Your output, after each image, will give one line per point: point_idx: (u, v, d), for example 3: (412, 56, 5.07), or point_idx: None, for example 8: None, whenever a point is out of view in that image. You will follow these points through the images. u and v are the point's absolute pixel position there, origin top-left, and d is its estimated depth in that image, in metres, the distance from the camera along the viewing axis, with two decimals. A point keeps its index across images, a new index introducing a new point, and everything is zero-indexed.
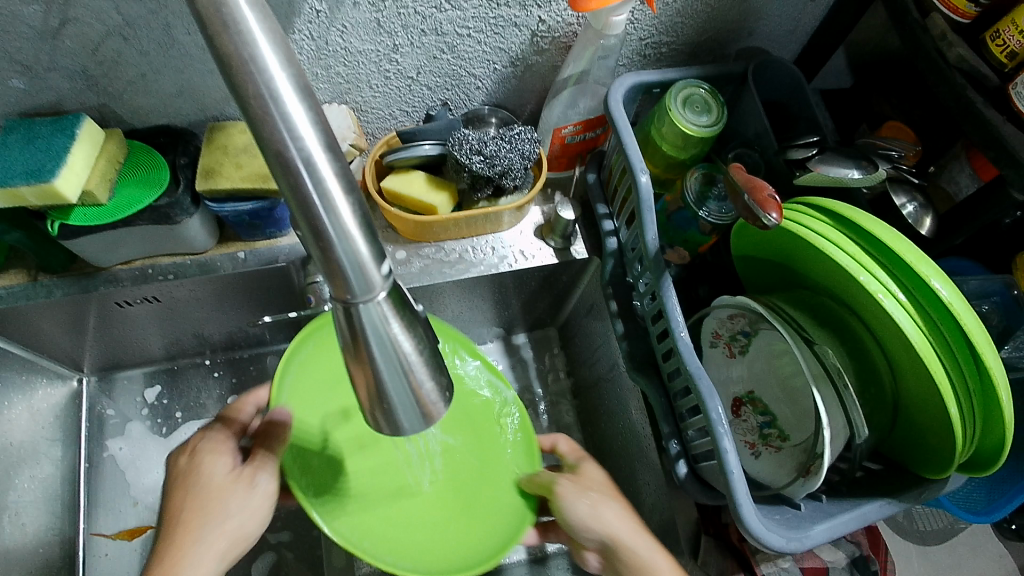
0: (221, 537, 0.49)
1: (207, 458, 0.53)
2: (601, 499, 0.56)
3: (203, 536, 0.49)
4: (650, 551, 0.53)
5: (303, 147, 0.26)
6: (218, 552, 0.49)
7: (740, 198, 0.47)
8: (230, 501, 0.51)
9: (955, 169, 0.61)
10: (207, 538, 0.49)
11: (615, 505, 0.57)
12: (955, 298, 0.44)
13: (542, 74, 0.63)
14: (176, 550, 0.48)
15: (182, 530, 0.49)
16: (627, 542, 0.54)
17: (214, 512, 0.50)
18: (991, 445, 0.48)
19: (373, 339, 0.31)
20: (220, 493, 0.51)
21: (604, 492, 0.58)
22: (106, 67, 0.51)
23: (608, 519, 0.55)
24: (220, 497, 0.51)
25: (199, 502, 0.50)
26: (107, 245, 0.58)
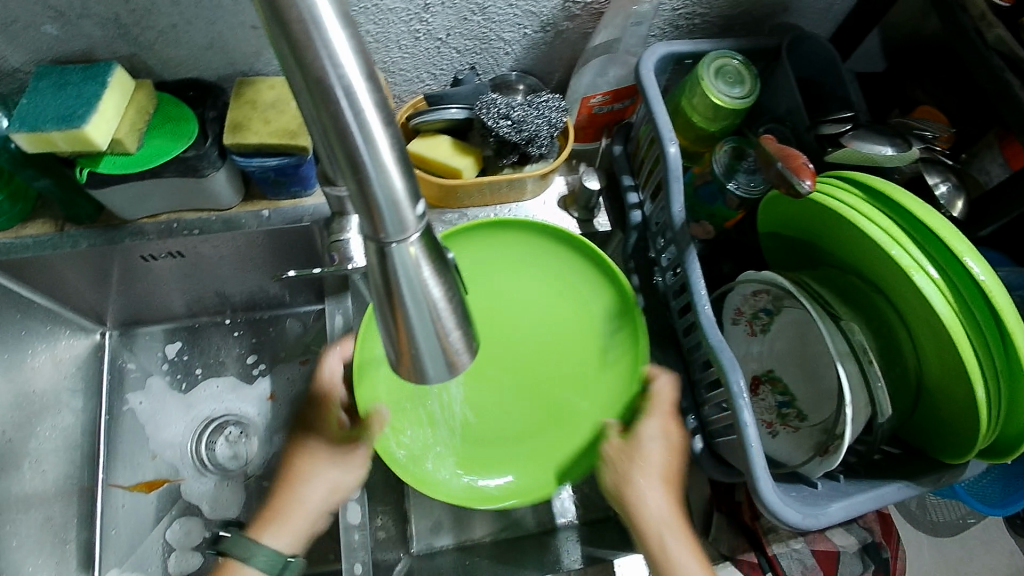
0: (320, 480, 0.60)
1: (319, 415, 0.62)
2: (639, 479, 0.55)
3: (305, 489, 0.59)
4: (668, 545, 0.53)
5: (343, 74, 0.26)
6: (317, 488, 0.59)
7: (772, 167, 0.46)
8: (328, 465, 0.60)
9: (986, 158, 0.59)
10: (306, 493, 0.59)
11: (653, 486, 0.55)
12: (991, 279, 0.43)
13: (572, 41, 0.63)
14: (280, 498, 0.60)
15: (296, 481, 0.60)
16: (647, 528, 0.54)
17: (311, 471, 0.60)
18: (1015, 432, 0.47)
19: (404, 281, 0.31)
20: (325, 456, 0.60)
21: (650, 468, 0.55)
22: (138, 16, 0.51)
23: (639, 499, 0.54)
24: (318, 459, 0.60)
25: (303, 464, 0.60)
26: (134, 197, 0.58)
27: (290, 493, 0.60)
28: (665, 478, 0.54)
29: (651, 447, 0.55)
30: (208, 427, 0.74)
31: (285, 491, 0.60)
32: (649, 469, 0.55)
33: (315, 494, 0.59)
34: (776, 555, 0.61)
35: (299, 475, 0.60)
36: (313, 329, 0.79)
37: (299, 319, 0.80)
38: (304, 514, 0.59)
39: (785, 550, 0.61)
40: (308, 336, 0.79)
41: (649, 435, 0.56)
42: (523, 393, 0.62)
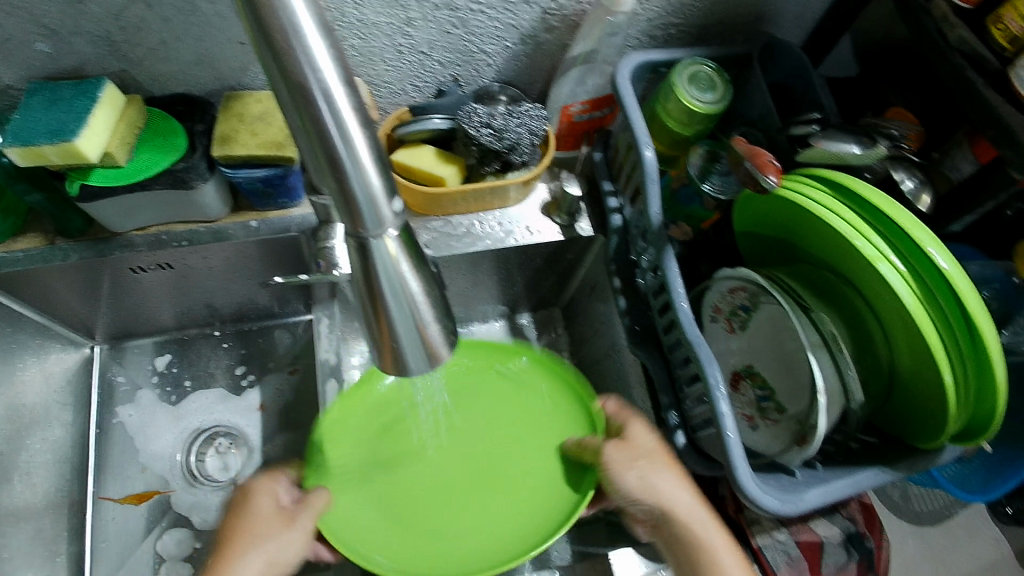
0: (269, 545, 0.54)
1: (251, 499, 0.57)
2: (652, 470, 0.56)
3: (248, 555, 0.53)
4: (705, 530, 0.55)
5: (321, 79, 0.28)
6: (265, 553, 0.53)
7: (742, 166, 0.48)
8: (270, 535, 0.55)
9: (957, 157, 0.61)
10: (244, 562, 0.52)
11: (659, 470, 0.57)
12: (955, 269, 0.45)
13: (552, 53, 0.65)
14: (222, 562, 0.53)
15: (228, 551, 0.54)
16: (681, 516, 0.55)
17: (253, 543, 0.54)
18: (984, 415, 0.49)
19: (382, 274, 0.33)
20: (265, 530, 0.55)
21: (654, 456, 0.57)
22: (128, 33, 0.53)
23: (660, 488, 0.56)
24: (258, 528, 0.55)
25: (241, 533, 0.54)
26: (123, 210, 0.59)
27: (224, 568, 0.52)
28: (672, 464, 0.57)
29: (648, 439, 0.59)
30: (197, 438, 0.75)
31: (225, 562, 0.52)
32: (655, 459, 0.57)
33: (258, 561, 0.53)
34: (761, 547, 0.62)
35: (236, 548, 0.53)
36: (303, 341, 0.80)
37: (288, 331, 0.81)
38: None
39: (769, 542, 0.62)
40: (297, 348, 0.80)
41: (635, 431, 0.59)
42: (495, 444, 0.67)
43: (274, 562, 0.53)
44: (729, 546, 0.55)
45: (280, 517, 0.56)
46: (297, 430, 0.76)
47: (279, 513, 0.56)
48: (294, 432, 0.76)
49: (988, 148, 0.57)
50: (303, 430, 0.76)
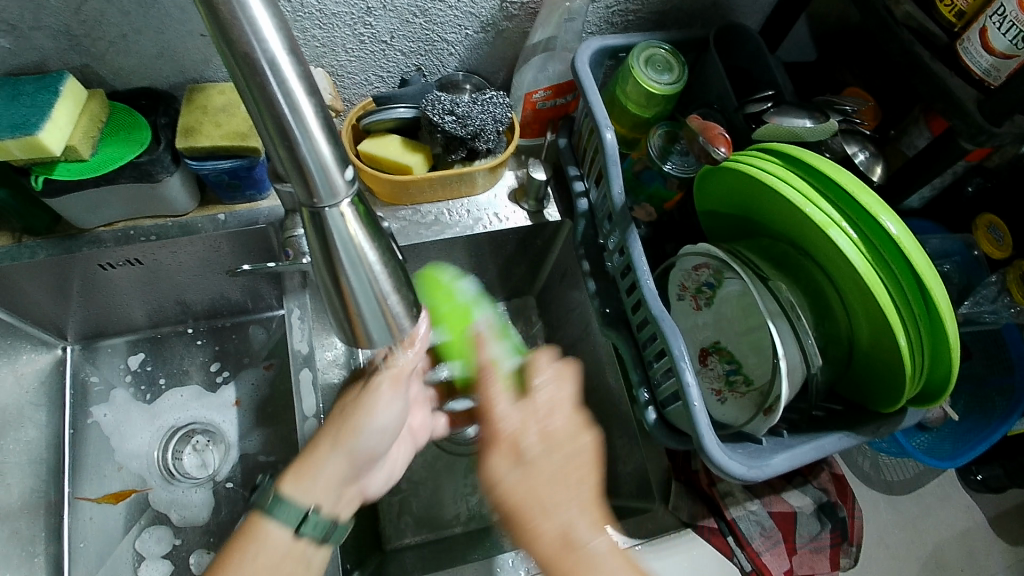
0: (372, 421, 0.48)
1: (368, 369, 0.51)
2: (548, 489, 0.44)
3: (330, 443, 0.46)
4: None
5: (267, 49, 0.28)
6: (368, 432, 0.48)
7: (696, 141, 0.56)
8: (363, 414, 0.48)
9: (914, 134, 0.62)
10: (347, 444, 0.47)
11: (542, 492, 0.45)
12: (903, 231, 0.46)
13: (513, 40, 0.66)
14: (333, 422, 0.48)
15: (339, 417, 0.48)
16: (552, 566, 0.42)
17: (349, 427, 0.47)
18: (940, 375, 0.50)
19: (339, 244, 0.33)
20: (370, 398, 0.48)
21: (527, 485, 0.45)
22: (88, 27, 0.53)
23: (552, 515, 0.43)
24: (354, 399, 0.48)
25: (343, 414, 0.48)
26: (90, 205, 0.60)
27: (312, 462, 0.45)
28: (582, 501, 0.44)
29: (511, 483, 0.45)
30: (174, 435, 0.75)
31: (306, 454, 0.46)
32: (573, 481, 0.45)
33: (350, 448, 0.47)
34: (734, 519, 0.63)
35: (324, 443, 0.46)
36: (277, 334, 0.81)
37: (262, 326, 0.82)
38: (329, 479, 0.46)
39: (743, 513, 0.63)
40: (272, 341, 0.81)
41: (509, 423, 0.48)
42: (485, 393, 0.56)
43: (360, 437, 0.47)
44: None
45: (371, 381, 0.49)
46: (274, 424, 0.76)
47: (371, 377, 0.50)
48: (271, 425, 0.76)
49: (939, 120, 0.59)
50: (281, 422, 0.76)
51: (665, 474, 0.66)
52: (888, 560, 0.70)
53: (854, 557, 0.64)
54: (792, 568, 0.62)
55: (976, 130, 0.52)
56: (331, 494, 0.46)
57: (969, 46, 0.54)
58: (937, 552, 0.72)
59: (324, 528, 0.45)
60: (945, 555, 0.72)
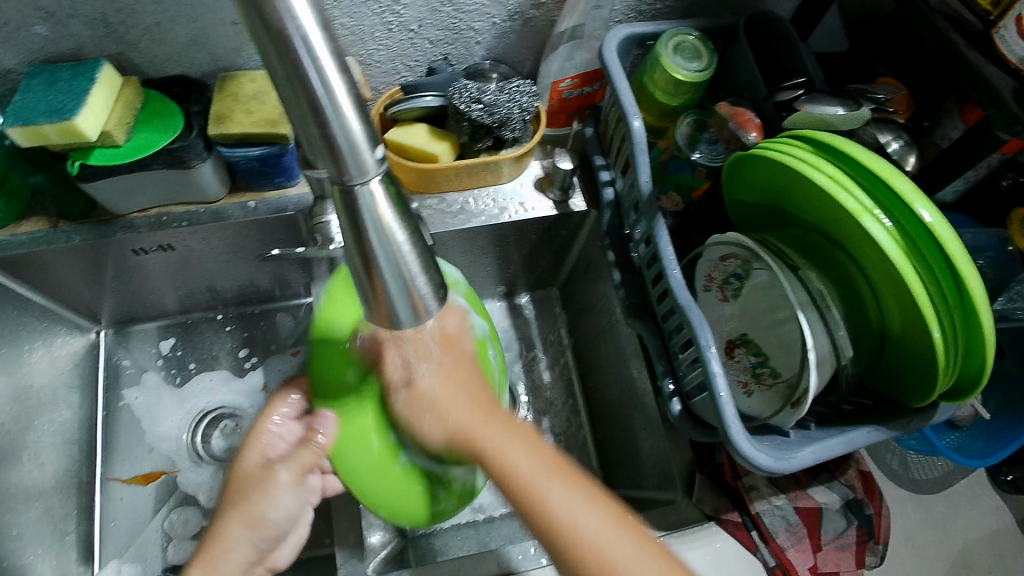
0: (276, 506, 0.52)
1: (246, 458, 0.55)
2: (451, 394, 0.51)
3: (234, 533, 0.50)
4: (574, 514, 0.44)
5: (299, 25, 0.28)
6: (271, 517, 0.51)
7: (725, 127, 0.57)
8: (262, 499, 0.51)
9: (948, 126, 0.61)
10: (243, 538, 0.50)
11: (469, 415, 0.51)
12: (939, 221, 0.45)
13: (541, 29, 0.66)
14: (229, 518, 0.50)
15: (235, 514, 0.50)
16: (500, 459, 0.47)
17: (249, 515, 0.50)
18: (973, 370, 0.49)
19: (369, 223, 0.34)
20: (257, 490, 0.52)
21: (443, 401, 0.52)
22: (124, 15, 0.54)
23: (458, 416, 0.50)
24: (252, 482, 0.52)
25: (238, 503, 0.51)
26: (124, 190, 0.61)
27: (212, 561, 0.49)
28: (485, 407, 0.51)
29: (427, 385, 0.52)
30: (203, 419, 0.76)
31: (215, 546, 0.49)
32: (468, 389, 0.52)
33: (252, 535, 0.51)
34: (758, 513, 0.62)
35: (227, 532, 0.50)
36: (304, 322, 0.82)
37: (290, 313, 0.83)
38: (233, 567, 0.50)
39: (767, 508, 0.63)
40: (299, 329, 0.82)
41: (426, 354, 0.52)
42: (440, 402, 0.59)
43: (261, 523, 0.51)
44: (591, 500, 0.45)
45: (268, 468, 0.53)
46: None
47: (265, 465, 0.53)
48: None
49: (975, 111, 0.57)
50: None
51: (689, 467, 0.65)
52: (915, 559, 0.69)
53: (879, 555, 0.63)
54: (817, 564, 0.61)
55: (1012, 120, 0.51)
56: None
57: (1005, 33, 0.52)
58: (964, 553, 0.71)
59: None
60: (973, 556, 0.71)
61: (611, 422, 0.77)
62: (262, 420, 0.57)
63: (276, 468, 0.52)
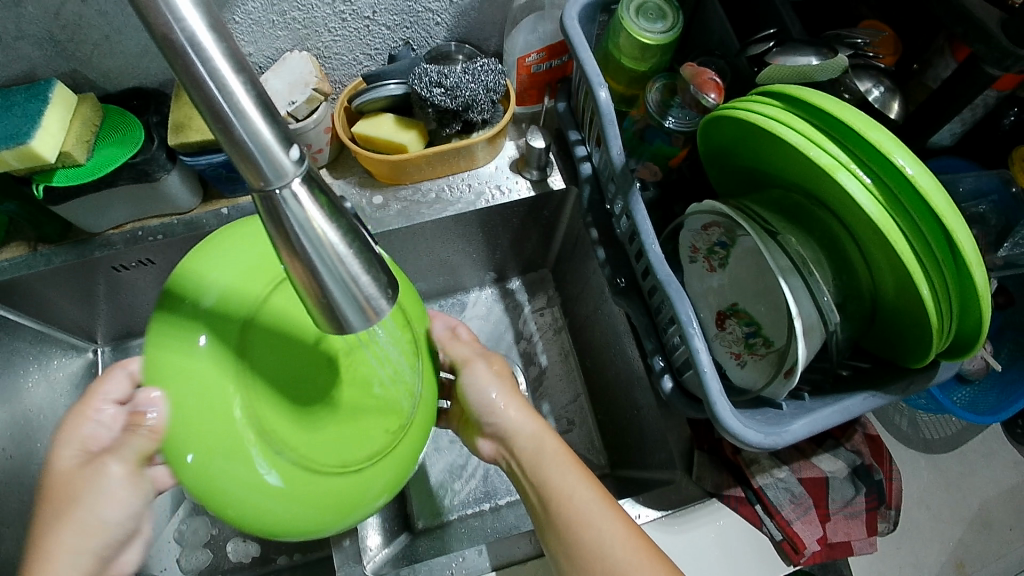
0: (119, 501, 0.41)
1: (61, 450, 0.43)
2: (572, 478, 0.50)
3: (61, 546, 0.39)
4: None
5: (185, 27, 0.27)
6: (119, 511, 0.41)
7: (689, 90, 0.54)
8: (93, 494, 0.40)
9: (939, 64, 0.57)
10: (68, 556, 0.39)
11: (536, 432, 0.54)
12: (923, 174, 0.41)
13: (500, 3, 0.63)
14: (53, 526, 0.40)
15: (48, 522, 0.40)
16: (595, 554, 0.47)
17: (77, 523, 0.40)
18: (971, 328, 0.46)
19: (296, 228, 0.32)
20: (78, 485, 0.41)
21: (521, 430, 0.54)
22: (70, 32, 0.53)
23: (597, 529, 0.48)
24: (78, 483, 0.41)
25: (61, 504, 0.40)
26: (94, 208, 0.60)
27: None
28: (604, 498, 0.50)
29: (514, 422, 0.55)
30: None
31: None
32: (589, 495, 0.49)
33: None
34: (761, 488, 0.60)
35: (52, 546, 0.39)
36: None
37: None
38: None
39: (769, 482, 0.60)
40: None
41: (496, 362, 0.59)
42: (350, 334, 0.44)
43: (98, 531, 0.40)
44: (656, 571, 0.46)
45: (94, 464, 0.41)
46: None
47: (88, 463, 0.41)
48: None
49: (964, 48, 0.53)
50: None
51: (687, 445, 0.63)
52: (932, 522, 0.67)
53: (892, 521, 0.61)
54: (826, 535, 0.59)
55: (1001, 54, 0.47)
56: None
57: None
58: (982, 512, 0.68)
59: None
60: (993, 515, 0.68)
61: (610, 402, 0.76)
62: (68, 426, 0.43)
63: (106, 460, 0.40)
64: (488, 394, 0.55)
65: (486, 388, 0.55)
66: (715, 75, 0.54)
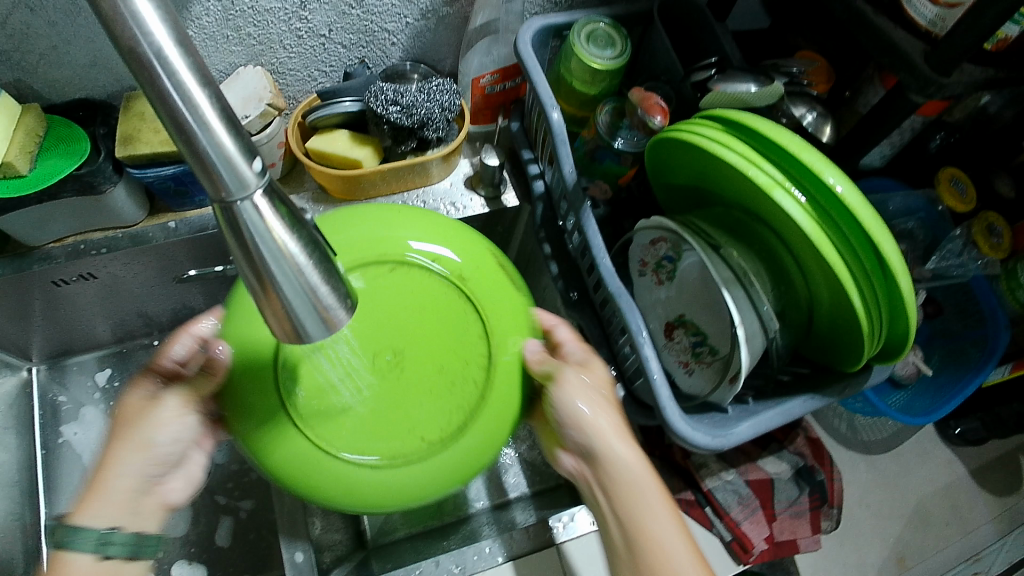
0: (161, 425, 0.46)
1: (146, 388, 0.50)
2: (647, 510, 0.48)
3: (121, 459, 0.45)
4: None
5: (153, 40, 0.27)
6: (162, 437, 0.46)
7: (636, 113, 0.56)
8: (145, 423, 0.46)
9: (869, 93, 0.61)
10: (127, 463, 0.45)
11: (644, 476, 0.49)
12: (851, 192, 0.44)
13: (457, 25, 0.65)
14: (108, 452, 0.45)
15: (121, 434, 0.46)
16: None
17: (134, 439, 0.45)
18: (899, 333, 0.49)
19: (256, 238, 0.32)
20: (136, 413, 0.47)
21: (631, 463, 0.49)
22: (17, 41, 0.52)
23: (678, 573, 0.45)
24: (135, 413, 0.47)
25: (92, 484, 0.44)
26: (35, 222, 0.58)
27: (101, 478, 0.44)
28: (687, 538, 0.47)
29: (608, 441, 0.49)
30: None
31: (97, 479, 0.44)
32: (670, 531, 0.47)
33: (140, 455, 0.45)
34: (711, 490, 0.63)
35: (111, 457, 0.45)
36: None
37: None
38: (122, 491, 0.44)
39: (718, 484, 0.63)
40: None
41: (591, 369, 0.52)
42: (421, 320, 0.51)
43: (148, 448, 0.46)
44: None
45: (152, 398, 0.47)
46: None
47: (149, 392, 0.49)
48: None
49: (891, 77, 0.57)
50: None
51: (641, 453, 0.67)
52: (871, 522, 0.70)
53: (835, 518, 0.64)
54: (772, 534, 0.61)
55: (924, 83, 0.51)
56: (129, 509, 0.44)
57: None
58: (919, 509, 0.72)
59: (135, 540, 0.43)
60: (928, 512, 0.72)
61: None
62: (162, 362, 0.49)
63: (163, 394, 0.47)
64: (577, 408, 0.48)
65: (576, 400, 0.49)
66: (660, 99, 0.56)
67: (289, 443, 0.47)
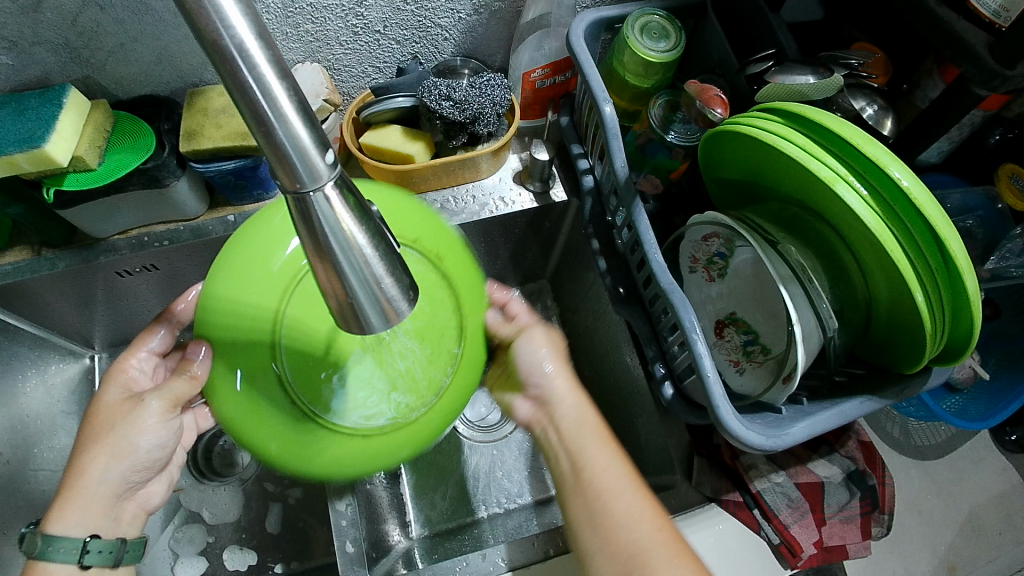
0: (147, 428, 0.51)
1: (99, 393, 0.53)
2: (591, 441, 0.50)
3: (95, 463, 0.49)
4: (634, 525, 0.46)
5: (234, 33, 0.26)
6: (146, 440, 0.51)
7: (693, 105, 0.56)
8: (131, 426, 0.50)
9: (928, 85, 0.59)
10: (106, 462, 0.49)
11: (587, 416, 0.52)
12: (916, 186, 0.43)
13: (507, 20, 0.65)
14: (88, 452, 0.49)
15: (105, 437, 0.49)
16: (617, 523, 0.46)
17: (114, 445, 0.49)
18: (961, 333, 0.48)
19: (328, 231, 0.31)
20: (117, 417, 0.50)
21: (580, 411, 0.52)
22: (87, 38, 0.54)
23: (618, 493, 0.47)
24: (115, 415, 0.50)
25: (66, 492, 0.48)
26: (101, 214, 0.61)
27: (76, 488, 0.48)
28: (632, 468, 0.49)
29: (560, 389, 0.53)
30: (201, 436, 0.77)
31: (75, 476, 0.49)
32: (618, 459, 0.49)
33: (121, 462, 0.50)
34: (760, 491, 0.62)
35: (89, 462, 0.49)
36: None
37: None
38: (99, 496, 0.49)
39: (767, 486, 0.62)
40: None
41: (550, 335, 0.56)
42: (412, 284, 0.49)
43: (129, 450, 0.50)
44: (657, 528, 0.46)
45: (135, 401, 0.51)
46: None
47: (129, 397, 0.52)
48: None
49: (952, 68, 0.55)
50: None
51: (686, 451, 0.66)
52: (923, 527, 0.69)
53: (885, 525, 0.63)
54: (822, 538, 0.60)
55: (989, 75, 0.49)
56: (103, 515, 0.50)
57: None
58: (972, 516, 0.70)
59: (115, 545, 0.49)
60: (983, 520, 0.70)
61: (612, 411, 0.77)
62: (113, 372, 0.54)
63: (147, 397, 0.51)
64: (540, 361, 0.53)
65: (541, 357, 0.54)
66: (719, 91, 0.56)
67: (278, 411, 0.46)
